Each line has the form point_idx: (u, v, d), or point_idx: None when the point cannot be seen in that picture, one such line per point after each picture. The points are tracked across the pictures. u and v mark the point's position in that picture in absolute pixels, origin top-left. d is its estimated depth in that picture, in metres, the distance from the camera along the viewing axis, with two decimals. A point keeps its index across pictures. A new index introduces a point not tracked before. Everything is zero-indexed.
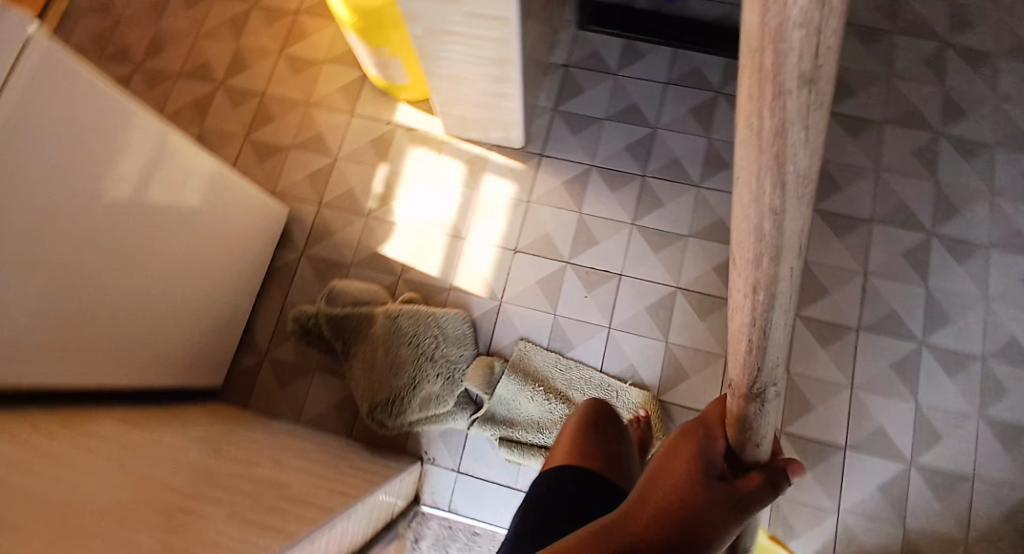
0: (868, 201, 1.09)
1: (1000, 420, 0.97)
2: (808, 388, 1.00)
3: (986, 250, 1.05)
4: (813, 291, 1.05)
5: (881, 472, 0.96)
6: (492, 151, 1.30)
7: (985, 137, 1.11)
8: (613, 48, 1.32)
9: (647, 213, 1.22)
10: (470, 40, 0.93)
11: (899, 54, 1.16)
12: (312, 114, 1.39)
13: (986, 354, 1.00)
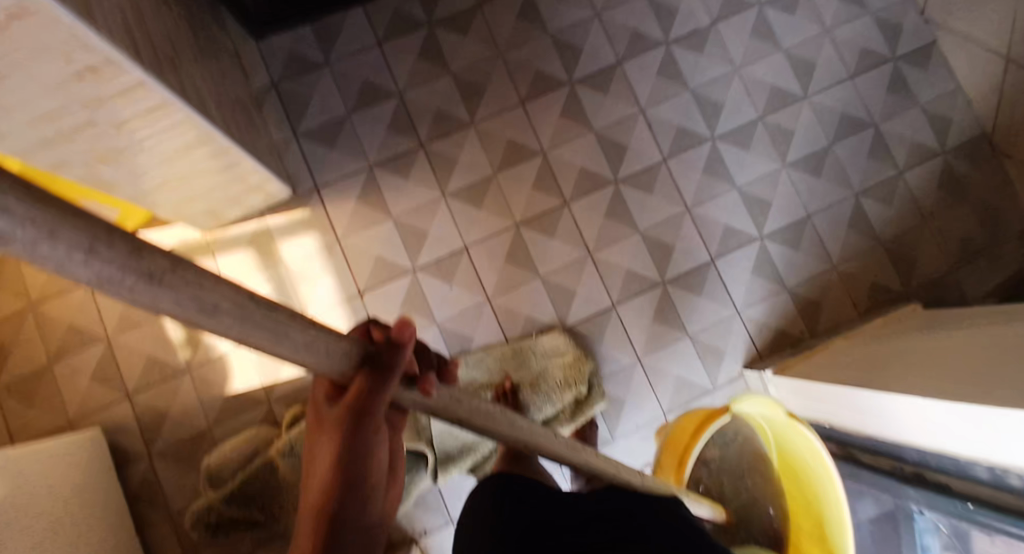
0: (608, 47, 1.16)
1: (800, 160, 1.13)
2: (662, 232, 1.11)
3: (713, 28, 1.17)
4: (618, 151, 1.14)
5: (747, 258, 1.11)
6: (267, 217, 1.12)
7: None
8: (302, 39, 1.15)
9: (448, 177, 1.14)
10: (147, 142, 0.74)
11: None
12: (40, 314, 1.09)
13: (763, 114, 1.15)
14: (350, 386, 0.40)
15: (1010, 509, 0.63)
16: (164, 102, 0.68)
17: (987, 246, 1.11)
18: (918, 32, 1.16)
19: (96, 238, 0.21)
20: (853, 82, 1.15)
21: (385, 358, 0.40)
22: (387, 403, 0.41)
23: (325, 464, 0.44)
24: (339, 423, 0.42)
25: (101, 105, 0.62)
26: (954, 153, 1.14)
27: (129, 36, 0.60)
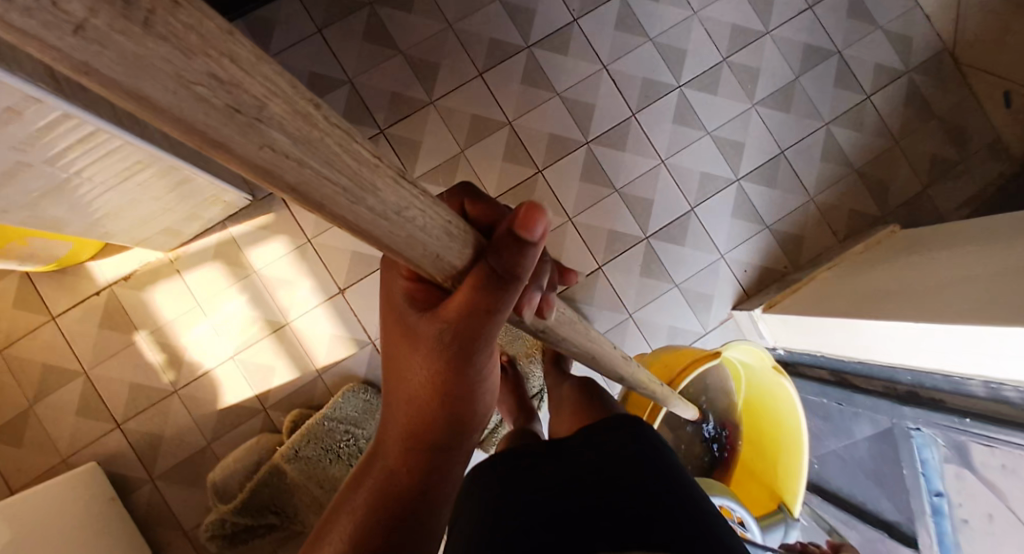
0: (560, 5, 1.13)
1: (767, 98, 1.12)
2: (638, 188, 1.10)
3: None
4: (585, 112, 1.12)
5: (726, 202, 1.11)
6: (228, 228, 1.07)
7: None
8: (244, 35, 1.10)
9: (416, 160, 1.10)
10: (87, 173, 0.72)
11: None
12: (13, 356, 1.04)
13: (726, 56, 1.13)
14: (460, 296, 0.35)
15: (983, 416, 0.65)
16: (95, 131, 0.65)
17: (957, 160, 1.12)
18: None
19: None
20: (812, 11, 1.13)
21: (505, 264, 0.33)
22: (503, 311, 0.36)
23: (422, 376, 0.42)
24: (441, 336, 0.39)
25: (28, 144, 0.60)
26: (917, 71, 1.14)
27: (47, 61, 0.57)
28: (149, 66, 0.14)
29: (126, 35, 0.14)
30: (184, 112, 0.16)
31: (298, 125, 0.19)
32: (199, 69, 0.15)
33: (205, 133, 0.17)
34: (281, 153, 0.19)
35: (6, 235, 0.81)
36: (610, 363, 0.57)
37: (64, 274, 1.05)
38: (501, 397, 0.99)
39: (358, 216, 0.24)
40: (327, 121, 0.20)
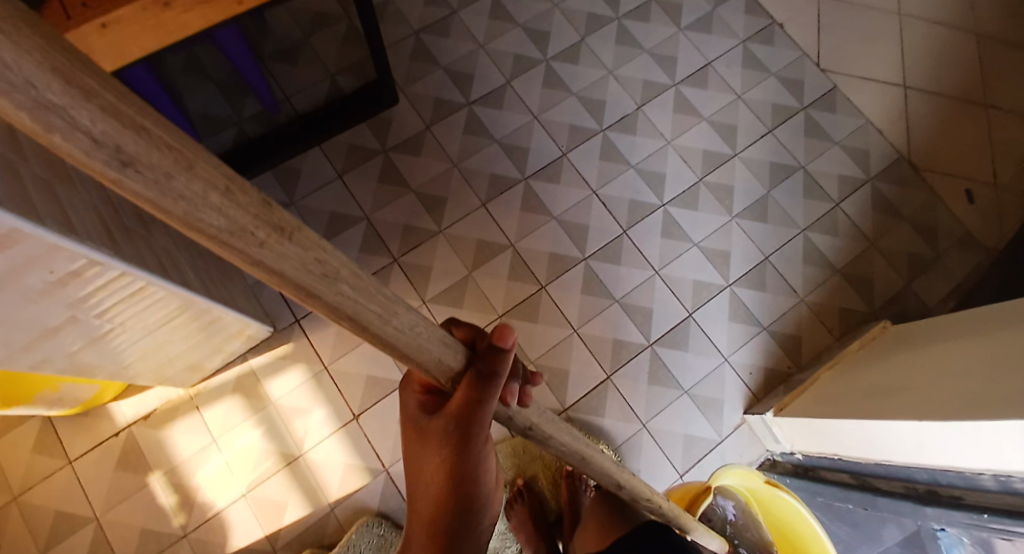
0: (550, 141, 1.28)
1: (745, 211, 1.22)
2: (637, 297, 1.17)
3: (638, 111, 1.30)
4: (580, 232, 1.21)
5: (721, 307, 1.16)
6: (249, 359, 1.12)
7: (574, 39, 1.37)
8: (271, 184, 1.24)
9: (427, 285, 1.18)
10: (126, 322, 0.79)
11: (471, 25, 1.38)
12: (24, 506, 1.03)
13: (702, 176, 1.25)
14: (457, 396, 0.43)
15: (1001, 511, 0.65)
16: (143, 285, 0.73)
17: (933, 255, 1.19)
18: (815, 85, 1.33)
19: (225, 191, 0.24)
20: (773, 134, 1.27)
21: (488, 366, 0.42)
22: (490, 410, 0.43)
23: (432, 478, 0.49)
24: (443, 437, 0.46)
25: (84, 295, 0.67)
26: (879, 178, 1.25)
27: (110, 234, 0.68)
28: (280, 253, 0.28)
29: (273, 242, 0.27)
30: (291, 273, 0.29)
31: (355, 280, 0.32)
32: (310, 257, 0.29)
33: (305, 285, 0.29)
34: (347, 296, 0.32)
35: (40, 382, 0.85)
36: (603, 467, 0.59)
37: (85, 417, 1.08)
38: (520, 525, 0.99)
39: (387, 332, 0.35)
40: (370, 281, 0.34)
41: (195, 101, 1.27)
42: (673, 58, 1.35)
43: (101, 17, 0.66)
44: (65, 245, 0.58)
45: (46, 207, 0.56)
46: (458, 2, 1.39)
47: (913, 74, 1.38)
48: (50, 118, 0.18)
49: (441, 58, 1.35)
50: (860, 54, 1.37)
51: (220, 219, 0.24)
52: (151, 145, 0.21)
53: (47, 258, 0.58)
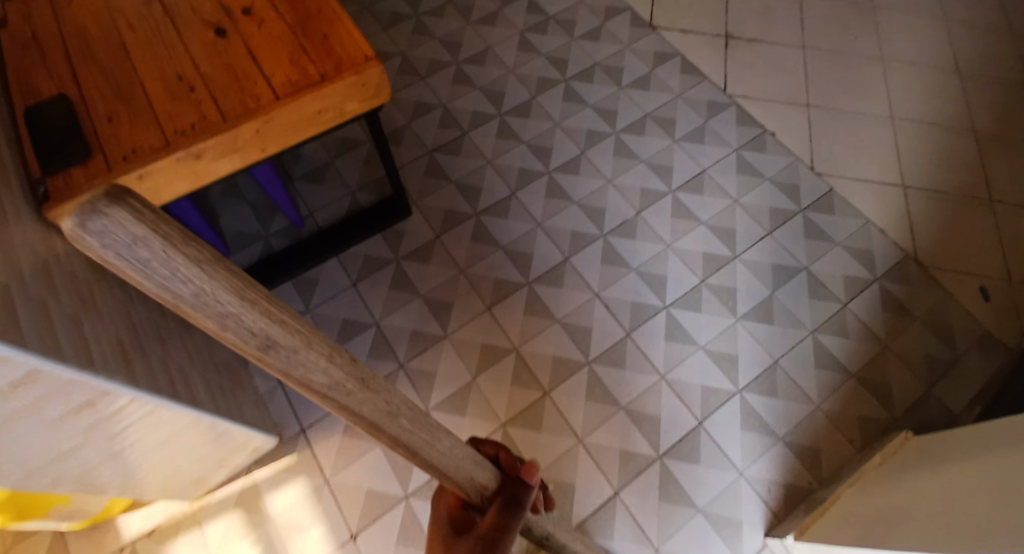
0: (553, 247, 1.34)
1: (749, 313, 1.22)
2: (643, 403, 1.15)
3: (637, 217, 1.36)
4: (583, 334, 1.23)
5: (732, 416, 1.13)
6: (253, 472, 1.13)
7: (574, 152, 1.48)
8: (290, 294, 1.32)
9: (432, 392, 1.19)
10: (135, 443, 0.82)
11: (480, 143, 1.51)
12: None
13: (704, 278, 1.27)
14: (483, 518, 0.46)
15: None
16: (151, 407, 0.77)
17: (952, 358, 1.16)
18: (812, 188, 1.38)
19: (296, 339, 0.28)
20: (772, 237, 1.32)
21: (517, 494, 0.48)
22: (508, 553, 0.46)
23: None
24: None
25: (97, 420, 0.72)
26: (885, 279, 1.25)
27: (126, 361, 0.75)
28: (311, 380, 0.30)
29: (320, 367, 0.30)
30: (326, 385, 0.31)
31: (368, 383, 0.33)
32: (343, 374, 0.31)
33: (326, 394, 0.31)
34: (351, 409, 0.33)
35: (52, 498, 0.88)
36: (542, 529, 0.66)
37: (94, 530, 1.09)
38: None
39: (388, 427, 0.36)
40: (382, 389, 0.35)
41: (230, 219, 1.41)
42: (670, 168, 1.44)
43: (139, 170, 0.76)
44: (81, 379, 0.63)
45: (68, 345, 0.62)
46: (468, 123, 1.54)
47: (912, 175, 1.42)
48: (197, 296, 0.22)
49: (453, 173, 1.47)
50: (856, 159, 1.44)
51: (322, 376, 0.30)
52: (255, 305, 0.25)
53: (64, 392, 0.63)
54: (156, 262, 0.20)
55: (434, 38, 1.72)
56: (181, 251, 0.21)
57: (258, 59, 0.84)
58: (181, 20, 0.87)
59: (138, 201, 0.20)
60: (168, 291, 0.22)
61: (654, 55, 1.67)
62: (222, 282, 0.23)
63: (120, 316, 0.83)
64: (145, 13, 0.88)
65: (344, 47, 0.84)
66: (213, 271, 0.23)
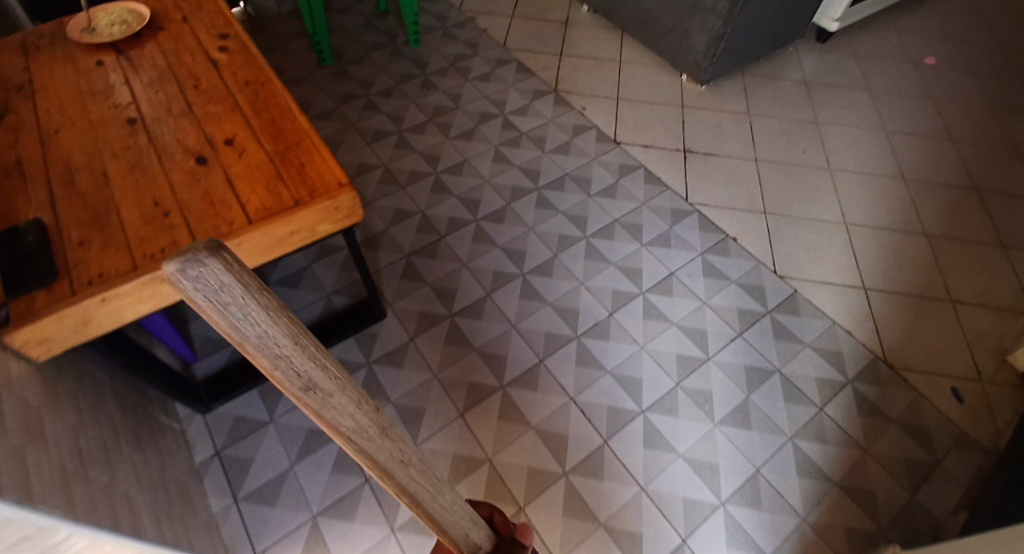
0: (527, 349, 1.36)
1: (727, 417, 1.22)
2: (625, 518, 1.10)
3: (609, 318, 1.41)
4: (559, 442, 1.20)
5: (717, 530, 1.08)
6: None
7: (546, 255, 1.57)
8: (255, 403, 1.29)
9: (398, 509, 1.15)
10: None
11: (456, 249, 1.62)
12: None
13: (679, 381, 1.29)
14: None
15: None
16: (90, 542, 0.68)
17: (930, 460, 1.16)
18: (777, 290, 1.45)
19: (339, 386, 0.29)
20: (742, 338, 1.36)
21: None
22: None
23: None
24: None
25: None
26: (858, 381, 1.28)
27: (66, 490, 0.70)
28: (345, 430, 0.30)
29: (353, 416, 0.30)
30: (356, 432, 0.31)
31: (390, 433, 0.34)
32: (369, 422, 0.32)
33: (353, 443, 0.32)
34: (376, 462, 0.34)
35: None
36: None
37: None
38: None
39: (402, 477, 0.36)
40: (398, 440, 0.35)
41: (203, 324, 1.42)
42: (638, 270, 1.52)
43: (103, 292, 0.78)
44: (17, 515, 0.56)
45: (8, 475, 0.59)
46: (445, 229, 1.68)
47: (872, 278, 1.50)
48: (262, 339, 0.24)
49: (429, 276, 1.55)
50: (816, 263, 1.52)
51: (350, 420, 0.30)
52: (304, 351, 0.26)
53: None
54: (233, 304, 0.23)
55: (416, 151, 1.96)
56: (251, 297, 0.23)
57: (235, 186, 0.91)
58: (166, 153, 0.95)
59: (226, 257, 0.22)
60: (237, 331, 0.23)
61: (619, 166, 1.86)
62: (285, 327, 0.25)
63: (67, 442, 0.80)
64: (133, 145, 0.96)
65: (318, 176, 0.92)
66: (277, 313, 0.25)
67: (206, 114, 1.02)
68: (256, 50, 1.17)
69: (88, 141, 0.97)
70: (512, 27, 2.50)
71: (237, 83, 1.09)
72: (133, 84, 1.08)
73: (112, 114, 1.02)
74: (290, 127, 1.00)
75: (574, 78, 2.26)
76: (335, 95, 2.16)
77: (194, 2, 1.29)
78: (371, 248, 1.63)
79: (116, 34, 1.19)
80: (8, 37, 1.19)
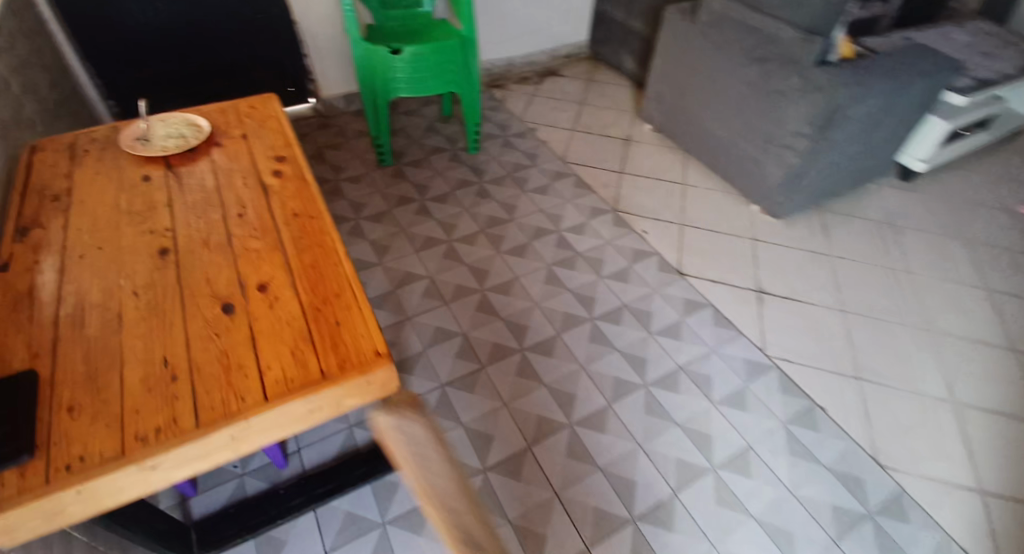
0: (574, 530, 1.22)
1: None
2: None
3: (673, 499, 1.27)
4: None
5: None
6: None
7: (601, 404, 1.45)
8: None
9: None
10: None
11: (498, 383, 1.48)
12: None
13: None
14: None
15: None
16: None
17: None
18: (878, 487, 1.34)
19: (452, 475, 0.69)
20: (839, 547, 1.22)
21: None
22: None
23: None
24: None
25: None
26: None
27: None
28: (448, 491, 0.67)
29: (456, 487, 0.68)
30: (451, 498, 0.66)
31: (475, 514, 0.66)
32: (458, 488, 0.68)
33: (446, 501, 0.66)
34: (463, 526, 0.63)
35: None
36: None
37: None
38: None
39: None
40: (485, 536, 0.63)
41: None
42: (708, 437, 1.40)
43: (78, 484, 0.63)
44: None
45: None
46: (488, 356, 1.54)
47: (988, 480, 1.37)
48: (419, 449, 0.72)
49: (464, 415, 1.40)
50: (916, 451, 1.42)
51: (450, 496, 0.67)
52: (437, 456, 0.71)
53: None
54: (412, 427, 0.74)
55: (463, 263, 1.85)
56: (423, 427, 0.75)
57: (259, 346, 0.78)
58: (193, 295, 0.86)
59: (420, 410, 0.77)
60: (407, 436, 0.73)
61: (684, 301, 1.74)
62: (432, 442, 0.73)
63: None
64: (160, 282, 0.88)
65: (354, 342, 0.80)
66: (431, 436, 0.74)
67: (246, 251, 0.95)
68: (311, 179, 1.12)
69: (113, 272, 0.89)
70: (572, 141, 2.47)
71: (284, 218, 1.03)
72: (177, 207, 1.03)
73: (148, 241, 0.96)
74: (332, 275, 0.91)
75: (633, 197, 2.17)
76: (389, 197, 2.12)
77: (257, 121, 1.27)
78: (404, 372, 1.49)
79: (169, 148, 1.15)
80: (63, 140, 1.17)
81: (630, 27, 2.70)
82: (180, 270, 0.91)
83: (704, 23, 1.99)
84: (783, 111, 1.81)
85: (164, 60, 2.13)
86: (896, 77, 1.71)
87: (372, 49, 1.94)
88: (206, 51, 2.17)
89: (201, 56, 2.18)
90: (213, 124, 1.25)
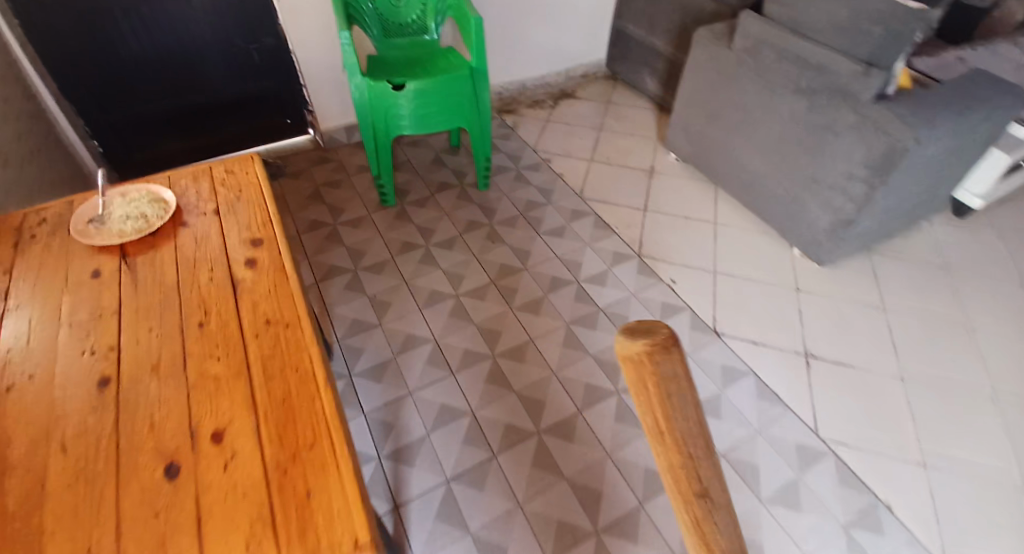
0: None
1: None
2: None
3: None
4: None
5: None
6: None
7: (631, 502, 1.27)
8: None
9: None
10: None
11: (511, 477, 1.31)
12: None
13: None
14: None
15: None
16: None
17: None
18: None
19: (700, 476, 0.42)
20: None
21: None
22: None
23: None
24: None
25: None
26: None
27: None
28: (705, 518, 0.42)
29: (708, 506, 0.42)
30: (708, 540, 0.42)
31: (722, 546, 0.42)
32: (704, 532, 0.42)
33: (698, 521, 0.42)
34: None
35: None
36: None
37: None
38: None
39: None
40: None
41: None
42: (759, 543, 1.21)
43: None
44: None
45: None
46: (499, 442, 1.38)
47: None
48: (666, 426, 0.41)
49: (471, 521, 1.24)
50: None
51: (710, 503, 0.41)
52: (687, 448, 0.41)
53: None
54: (668, 382, 0.40)
55: (472, 323, 1.68)
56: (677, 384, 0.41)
57: (208, 531, 0.64)
58: (135, 449, 0.72)
59: (678, 360, 0.40)
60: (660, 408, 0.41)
61: (721, 368, 1.54)
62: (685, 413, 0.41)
63: None
64: (98, 431, 0.74)
65: (327, 521, 0.64)
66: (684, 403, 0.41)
67: (204, 380, 0.79)
68: (291, 269, 0.96)
69: (43, 417, 0.75)
70: (590, 173, 2.27)
71: (252, 326, 0.87)
72: (128, 317, 0.88)
73: (89, 369, 0.81)
74: (307, 413, 0.74)
75: (659, 238, 1.97)
76: (392, 242, 1.95)
77: (234, 191, 1.12)
78: (402, 465, 1.34)
79: (126, 233, 1.00)
80: (8, 219, 1.04)
81: (652, 45, 2.50)
82: (124, 411, 0.77)
83: (740, 49, 1.80)
84: (831, 152, 1.63)
85: (148, 98, 2.00)
86: (964, 115, 1.51)
87: (374, 86, 1.77)
88: (197, 88, 2.05)
89: (191, 92, 2.05)
90: (180, 196, 1.10)
